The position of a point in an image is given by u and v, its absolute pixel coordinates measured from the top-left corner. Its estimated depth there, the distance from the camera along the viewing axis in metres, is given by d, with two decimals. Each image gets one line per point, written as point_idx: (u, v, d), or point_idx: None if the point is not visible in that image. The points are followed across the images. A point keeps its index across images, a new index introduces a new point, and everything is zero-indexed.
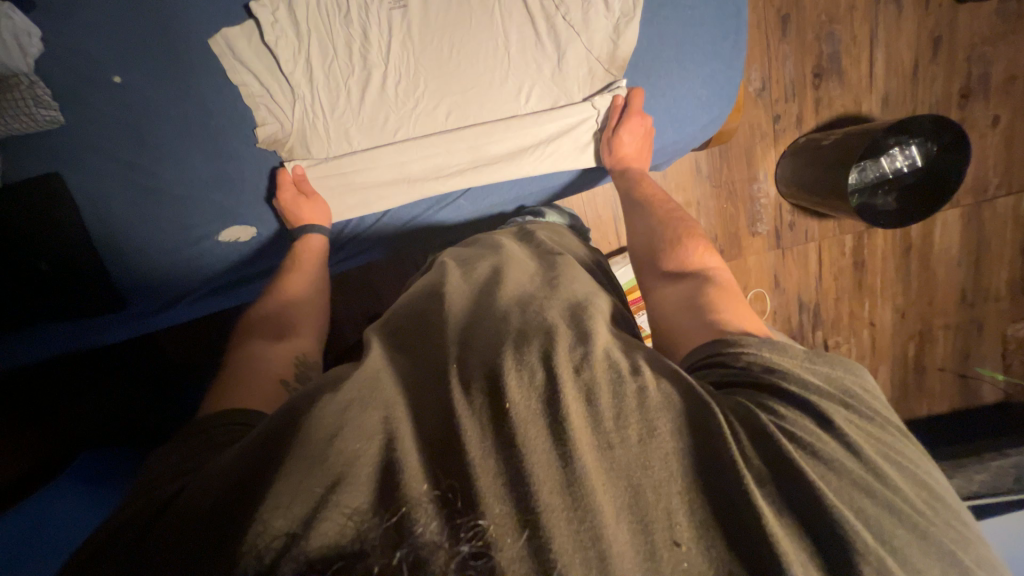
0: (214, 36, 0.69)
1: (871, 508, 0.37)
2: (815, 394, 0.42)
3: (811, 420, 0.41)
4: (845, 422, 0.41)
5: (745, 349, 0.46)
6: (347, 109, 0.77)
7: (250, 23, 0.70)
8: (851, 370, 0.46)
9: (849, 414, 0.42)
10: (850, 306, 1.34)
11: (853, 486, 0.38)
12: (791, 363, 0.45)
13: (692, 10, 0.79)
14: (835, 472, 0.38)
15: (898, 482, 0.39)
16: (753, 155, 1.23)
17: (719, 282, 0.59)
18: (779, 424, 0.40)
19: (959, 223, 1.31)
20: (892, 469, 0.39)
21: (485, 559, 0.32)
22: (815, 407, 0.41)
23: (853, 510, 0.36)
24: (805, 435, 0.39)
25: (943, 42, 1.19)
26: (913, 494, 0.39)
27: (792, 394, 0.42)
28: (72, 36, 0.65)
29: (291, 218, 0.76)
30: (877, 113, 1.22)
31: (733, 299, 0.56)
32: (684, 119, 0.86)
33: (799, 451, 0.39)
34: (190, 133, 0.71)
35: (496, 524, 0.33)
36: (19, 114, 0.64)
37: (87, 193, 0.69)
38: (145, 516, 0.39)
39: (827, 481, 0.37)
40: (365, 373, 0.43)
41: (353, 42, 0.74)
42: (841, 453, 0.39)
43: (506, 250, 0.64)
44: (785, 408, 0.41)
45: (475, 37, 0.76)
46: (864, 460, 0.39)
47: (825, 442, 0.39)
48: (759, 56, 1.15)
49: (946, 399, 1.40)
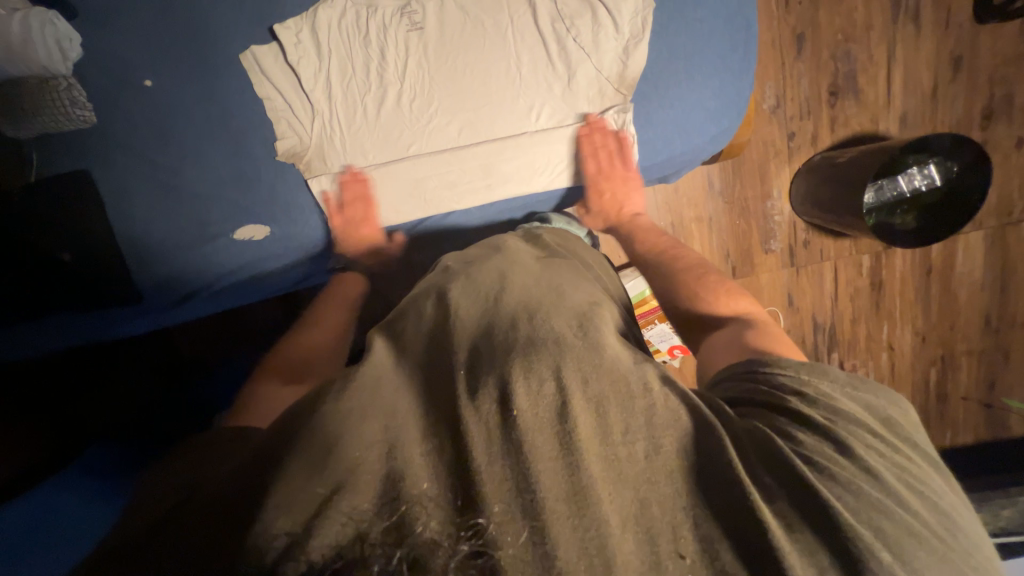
0: (245, 52, 0.73)
1: (893, 529, 0.36)
2: (842, 424, 0.41)
3: (831, 446, 0.40)
4: (864, 449, 0.40)
5: (784, 370, 0.47)
6: (362, 123, 0.79)
7: (274, 44, 0.74)
8: (891, 397, 0.45)
9: (872, 439, 0.41)
10: (868, 328, 1.31)
11: (870, 506, 0.37)
12: (832, 388, 0.45)
13: (701, 24, 0.80)
14: (853, 495, 0.37)
15: (920, 507, 0.38)
16: (767, 172, 1.22)
17: (765, 326, 0.62)
18: (797, 449, 0.40)
19: (983, 246, 1.27)
20: (914, 497, 0.38)
21: (486, 558, 0.32)
22: (835, 432, 0.41)
23: (873, 531, 0.35)
24: (815, 457, 0.39)
25: (963, 62, 1.18)
26: (931, 520, 0.37)
27: (813, 419, 0.42)
28: (113, 44, 0.69)
29: (352, 238, 0.82)
30: (896, 133, 1.20)
31: (779, 341, 0.57)
32: (695, 130, 0.85)
33: (813, 472, 0.38)
34: (213, 133, 0.74)
35: (496, 524, 0.33)
36: (56, 113, 0.68)
37: (114, 187, 0.72)
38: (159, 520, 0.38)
39: (847, 503, 0.37)
40: (367, 379, 0.42)
41: (371, 62, 0.77)
42: (863, 479, 0.38)
43: (512, 254, 0.63)
44: (800, 432, 0.41)
45: (488, 56, 0.78)
46: (882, 483, 0.38)
47: (844, 465, 0.39)
48: (773, 73, 1.16)
49: (971, 430, 1.34)
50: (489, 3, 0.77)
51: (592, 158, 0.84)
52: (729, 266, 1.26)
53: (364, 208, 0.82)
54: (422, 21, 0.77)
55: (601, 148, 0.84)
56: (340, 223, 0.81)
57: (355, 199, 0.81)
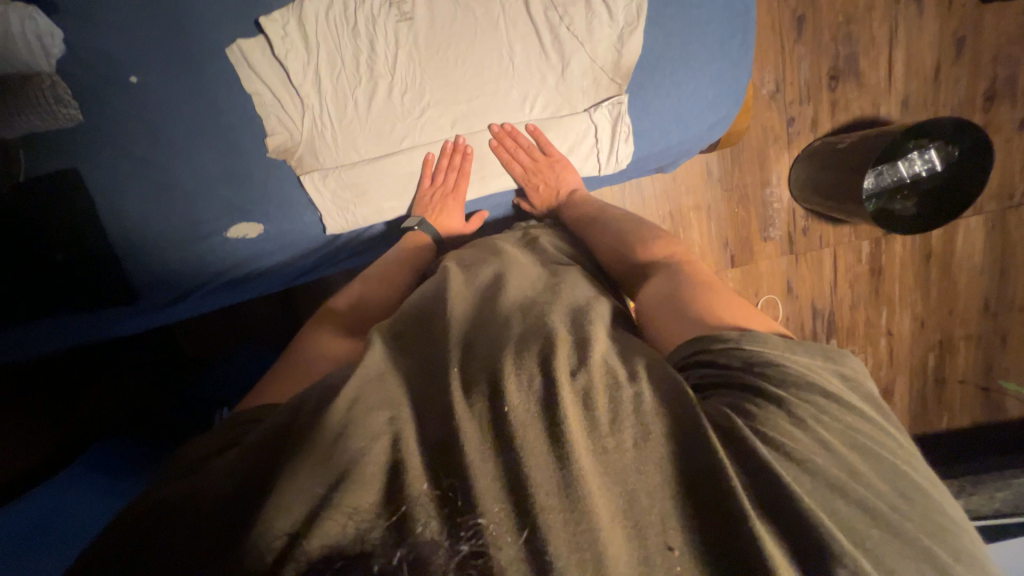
0: (231, 45, 0.71)
1: (846, 510, 0.36)
2: (807, 400, 0.41)
3: (789, 422, 0.39)
4: (816, 419, 0.40)
5: (731, 344, 0.45)
6: (353, 118, 0.78)
7: (260, 37, 0.72)
8: (841, 361, 0.46)
9: (830, 409, 0.41)
10: (866, 315, 1.31)
11: (826, 486, 0.37)
12: (780, 355, 0.44)
13: (698, 9, 0.78)
14: (810, 475, 0.37)
15: (893, 494, 0.38)
16: (766, 159, 1.21)
17: (688, 267, 0.62)
18: (752, 425, 0.39)
19: (983, 230, 1.27)
20: (871, 467, 0.39)
21: (484, 559, 0.32)
22: (789, 405, 0.40)
23: (829, 514, 0.36)
24: (772, 435, 0.38)
25: (967, 43, 1.15)
26: (891, 492, 0.38)
27: (776, 395, 0.41)
28: (94, 38, 0.68)
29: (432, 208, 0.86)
30: (897, 117, 1.19)
31: (709, 287, 0.57)
32: (691, 120, 0.84)
33: (771, 451, 0.38)
34: (202, 131, 0.73)
35: (495, 525, 0.33)
36: (41, 112, 0.66)
37: (104, 187, 0.71)
38: (163, 506, 0.38)
39: (802, 483, 0.37)
40: (368, 372, 0.42)
41: (361, 53, 0.76)
42: (823, 457, 0.38)
43: (508, 256, 0.63)
44: (756, 407, 0.40)
45: (480, 46, 0.77)
46: (837, 457, 0.38)
47: (800, 441, 0.38)
48: (772, 57, 1.14)
49: (967, 413, 1.35)
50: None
51: (514, 160, 0.85)
52: (728, 255, 1.25)
53: (456, 178, 0.85)
54: (411, 11, 0.75)
55: (517, 150, 0.85)
56: (426, 190, 0.85)
57: (451, 169, 0.84)
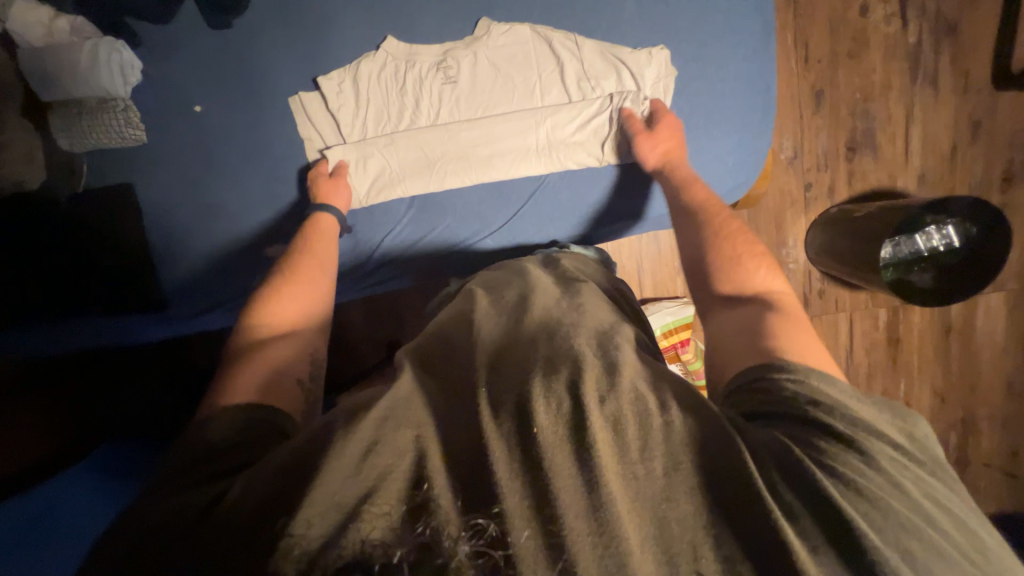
0: (292, 96, 0.80)
1: (921, 552, 0.35)
2: (865, 431, 0.41)
3: (855, 457, 0.39)
4: (887, 459, 0.39)
5: (790, 375, 0.45)
6: (388, 158, 0.83)
7: (315, 93, 0.80)
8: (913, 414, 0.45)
9: (894, 452, 0.40)
10: (884, 384, 1.28)
11: (898, 526, 0.36)
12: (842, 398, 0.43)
13: (722, 84, 0.84)
14: (880, 513, 0.36)
15: (948, 525, 0.37)
16: (783, 221, 1.24)
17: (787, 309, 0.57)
18: (823, 460, 0.39)
19: (1004, 308, 1.26)
20: (944, 515, 0.38)
21: (485, 559, 0.33)
22: (859, 444, 0.40)
23: (900, 553, 0.35)
24: (839, 467, 0.38)
25: (982, 126, 1.20)
26: (962, 540, 0.37)
27: (839, 431, 0.41)
28: (173, 69, 0.77)
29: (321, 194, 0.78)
30: (914, 190, 1.22)
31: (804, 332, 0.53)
32: (711, 181, 0.88)
33: (838, 485, 0.37)
34: (251, 160, 0.80)
35: (513, 530, 0.34)
36: (113, 133, 0.75)
37: (151, 203, 0.78)
38: (177, 513, 0.39)
39: (872, 521, 0.36)
40: (399, 390, 0.43)
41: (406, 108, 0.83)
42: (888, 491, 0.37)
43: (534, 275, 0.65)
44: (826, 442, 0.40)
45: (516, 109, 0.84)
46: (911, 500, 0.37)
47: (870, 476, 0.38)
48: (791, 126, 1.19)
49: (994, 500, 1.28)
50: (519, 62, 0.82)
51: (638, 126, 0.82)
52: None
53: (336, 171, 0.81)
54: (456, 75, 0.82)
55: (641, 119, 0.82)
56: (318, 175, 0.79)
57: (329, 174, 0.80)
